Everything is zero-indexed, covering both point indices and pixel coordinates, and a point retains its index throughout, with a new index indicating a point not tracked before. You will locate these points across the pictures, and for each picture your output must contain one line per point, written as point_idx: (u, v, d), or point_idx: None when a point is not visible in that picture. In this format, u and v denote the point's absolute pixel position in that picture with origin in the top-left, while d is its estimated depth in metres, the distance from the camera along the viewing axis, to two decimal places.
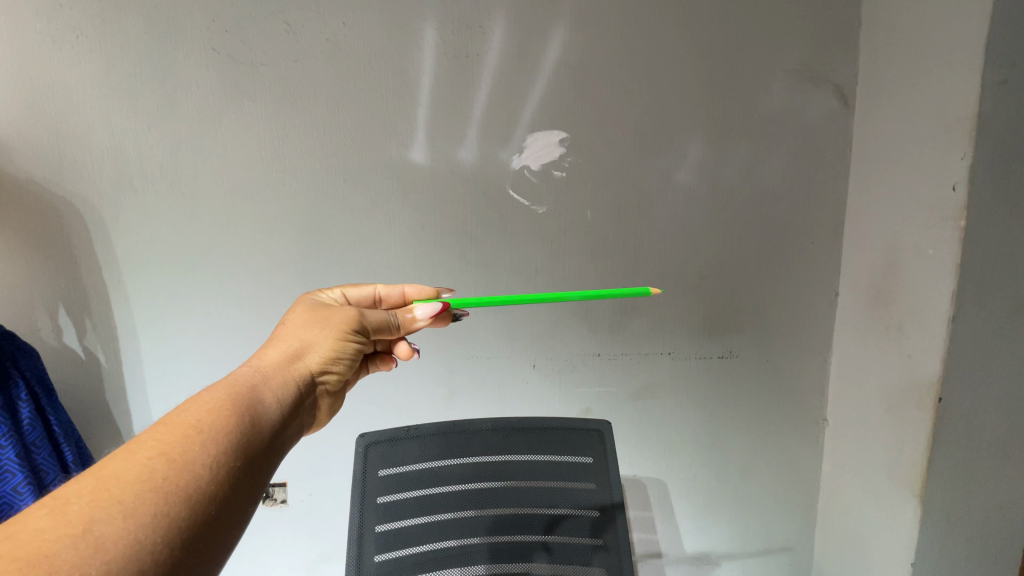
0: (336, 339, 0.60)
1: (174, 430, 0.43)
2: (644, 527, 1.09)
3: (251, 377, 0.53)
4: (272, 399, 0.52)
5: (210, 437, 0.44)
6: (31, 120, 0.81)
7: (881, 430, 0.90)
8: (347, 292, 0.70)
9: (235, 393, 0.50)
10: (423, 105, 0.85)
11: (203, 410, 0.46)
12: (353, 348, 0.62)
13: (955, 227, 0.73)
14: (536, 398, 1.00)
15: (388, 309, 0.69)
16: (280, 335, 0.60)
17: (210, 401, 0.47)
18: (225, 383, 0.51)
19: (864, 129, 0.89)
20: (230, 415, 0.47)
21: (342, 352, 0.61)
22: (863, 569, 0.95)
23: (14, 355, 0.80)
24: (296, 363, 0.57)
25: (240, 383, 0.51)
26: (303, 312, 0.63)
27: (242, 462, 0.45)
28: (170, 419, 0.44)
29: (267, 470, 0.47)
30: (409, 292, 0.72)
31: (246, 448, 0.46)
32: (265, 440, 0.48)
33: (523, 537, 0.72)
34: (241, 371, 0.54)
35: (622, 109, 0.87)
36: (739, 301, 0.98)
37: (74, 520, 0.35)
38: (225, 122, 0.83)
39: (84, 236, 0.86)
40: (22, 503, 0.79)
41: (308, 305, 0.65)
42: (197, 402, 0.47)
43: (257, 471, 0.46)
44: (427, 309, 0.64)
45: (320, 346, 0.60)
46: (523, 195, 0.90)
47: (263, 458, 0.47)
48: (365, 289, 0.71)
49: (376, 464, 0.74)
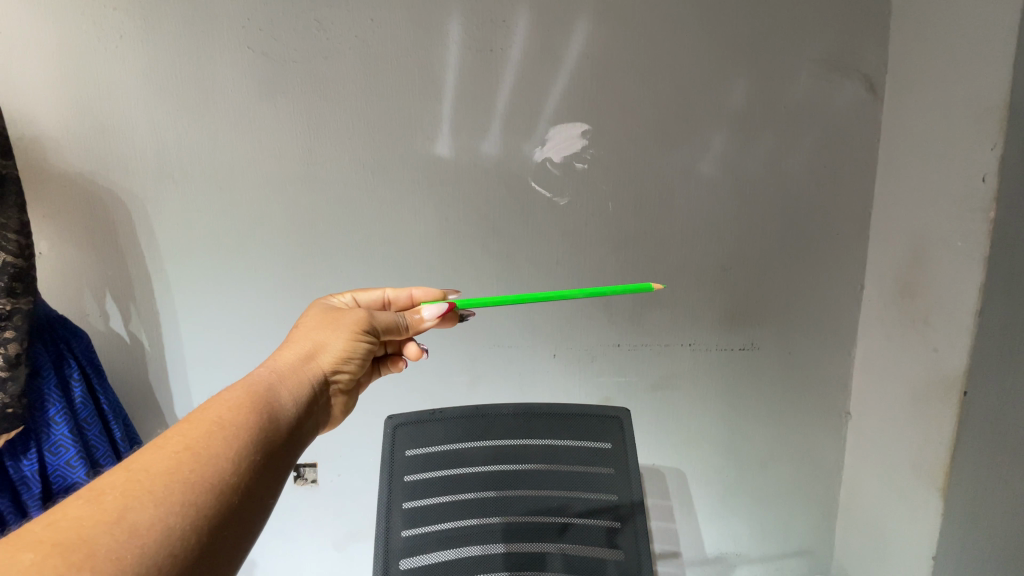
0: (348, 340, 0.63)
1: (197, 425, 0.46)
2: (662, 516, 1.11)
3: (269, 377, 0.56)
4: (288, 397, 0.54)
5: (232, 433, 0.46)
6: (79, 117, 0.86)
7: (906, 423, 0.89)
8: (358, 296, 0.73)
9: (253, 392, 0.52)
10: (447, 101, 0.87)
11: (225, 407, 0.48)
12: (363, 349, 0.65)
13: (984, 219, 0.73)
14: (555, 389, 1.02)
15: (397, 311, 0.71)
16: (294, 337, 0.63)
17: (231, 399, 0.50)
18: (245, 383, 0.53)
19: (894, 119, 0.87)
20: (250, 412, 0.49)
21: (353, 353, 0.63)
22: (885, 563, 0.95)
23: (66, 338, 0.86)
24: (310, 363, 0.60)
25: (258, 383, 0.54)
26: (315, 316, 0.66)
27: (261, 456, 0.47)
28: (192, 415, 0.47)
29: (285, 462, 0.49)
30: (417, 294, 0.74)
31: (265, 442, 0.48)
32: (282, 434, 0.51)
33: (541, 518, 0.74)
34: (258, 372, 0.57)
35: (644, 102, 0.88)
36: (762, 292, 0.97)
37: (110, 509, 0.36)
38: (259, 119, 0.87)
39: (129, 226, 0.92)
40: (75, 476, 0.85)
41: (320, 310, 0.68)
42: (218, 400, 0.50)
43: (275, 464, 0.48)
44: (434, 310, 0.67)
45: (332, 347, 0.62)
46: (544, 187, 0.91)
47: (281, 451, 0.49)
48: (375, 293, 0.74)
49: (404, 444, 0.77)
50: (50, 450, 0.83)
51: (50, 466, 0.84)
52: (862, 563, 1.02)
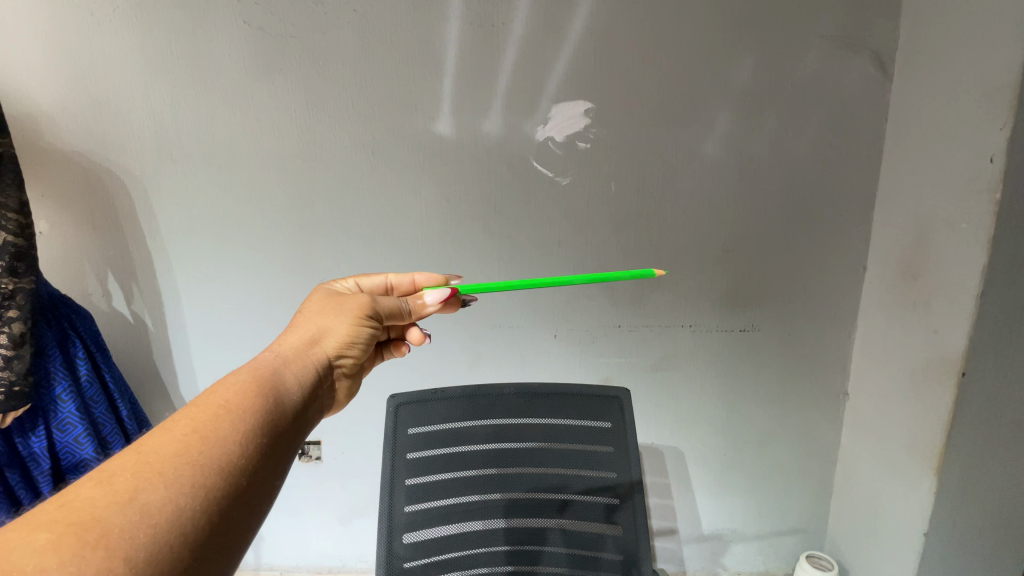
0: (351, 324, 0.63)
1: (204, 409, 0.46)
2: (660, 493, 1.13)
3: (273, 362, 0.56)
4: (293, 381, 0.55)
5: (239, 415, 0.47)
6: (75, 95, 0.85)
7: (903, 404, 0.90)
8: (361, 281, 0.73)
9: (258, 377, 0.52)
10: (448, 79, 0.85)
11: (232, 391, 0.49)
12: (367, 334, 0.65)
13: (990, 200, 0.72)
14: (556, 369, 1.03)
15: (399, 296, 0.71)
16: (298, 322, 0.64)
17: (237, 382, 0.50)
18: (250, 367, 0.54)
19: (902, 97, 0.85)
20: (256, 396, 0.49)
21: (357, 337, 0.64)
22: (877, 539, 0.97)
23: (70, 317, 0.86)
24: (314, 348, 0.60)
25: (263, 368, 0.54)
26: (318, 301, 0.66)
27: (268, 438, 0.47)
28: (199, 398, 0.47)
29: (291, 444, 0.50)
30: (419, 279, 0.74)
31: (271, 425, 0.49)
32: (288, 418, 0.51)
33: (541, 494, 0.76)
34: (263, 357, 0.57)
35: (649, 79, 0.86)
36: (764, 274, 0.97)
37: (121, 489, 0.37)
38: (257, 96, 0.86)
39: (129, 206, 0.91)
40: (83, 453, 0.87)
41: (323, 294, 0.68)
42: (224, 384, 0.50)
43: (281, 447, 0.49)
44: (436, 295, 0.67)
45: (335, 332, 0.62)
46: (546, 167, 0.90)
47: (287, 433, 0.50)
48: (377, 278, 0.74)
49: (406, 422, 0.77)
50: (58, 427, 0.85)
51: (58, 443, 0.85)
52: (854, 539, 1.04)
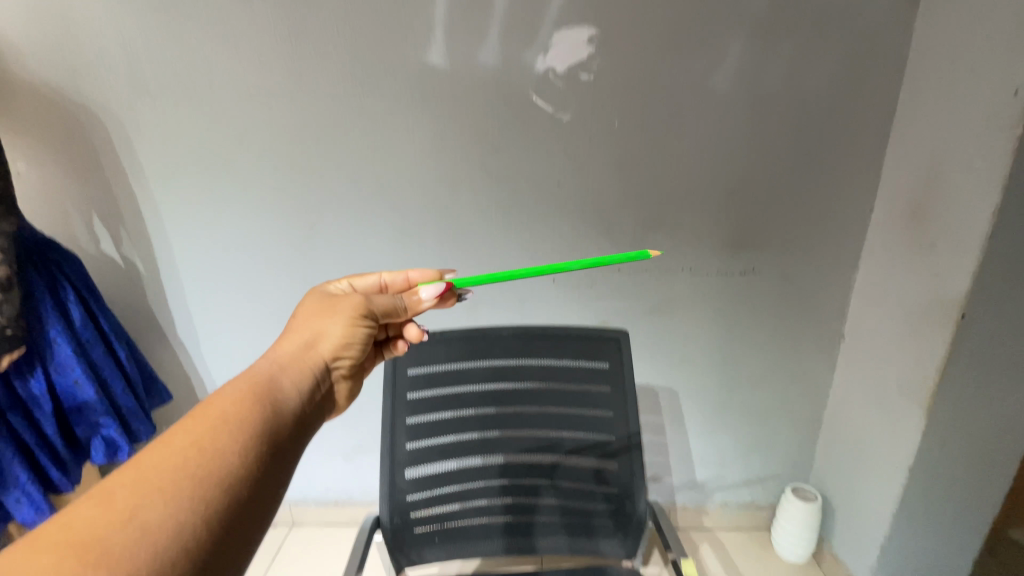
0: (346, 327, 0.59)
1: (202, 420, 0.44)
2: (654, 431, 1.16)
3: (270, 369, 0.53)
4: (291, 389, 0.52)
5: (237, 428, 0.44)
6: (36, 21, 0.78)
7: (898, 346, 0.91)
8: (355, 282, 0.69)
9: (255, 386, 0.50)
10: (441, 3, 0.79)
11: (228, 401, 0.46)
12: (364, 335, 0.61)
13: (1010, 136, 0.70)
14: (553, 313, 1.02)
15: (396, 293, 0.67)
16: (292, 327, 0.60)
17: (234, 392, 0.48)
18: (246, 376, 0.51)
19: (927, 24, 0.80)
20: (253, 406, 0.47)
21: (354, 340, 0.60)
22: (861, 472, 1.01)
23: (57, 261, 0.84)
24: (310, 353, 0.57)
25: (259, 375, 0.51)
26: (312, 305, 0.62)
27: (267, 450, 0.45)
28: (195, 409, 0.45)
29: (291, 456, 0.48)
30: (414, 276, 0.69)
31: (270, 436, 0.46)
32: (287, 429, 0.49)
33: (539, 433, 0.78)
34: (258, 364, 0.54)
35: (658, 3, 0.80)
36: (767, 216, 0.95)
37: (119, 511, 0.36)
38: (235, 22, 0.79)
39: (107, 144, 0.87)
40: (84, 395, 0.87)
41: (317, 297, 0.64)
42: (220, 394, 0.47)
43: (281, 458, 0.46)
44: (431, 290, 0.63)
45: (331, 334, 0.59)
46: (546, 102, 0.85)
47: (287, 444, 0.48)
48: (372, 277, 0.69)
49: (404, 363, 0.77)
50: (56, 370, 0.84)
51: (59, 385, 0.85)
52: (839, 474, 1.09)
